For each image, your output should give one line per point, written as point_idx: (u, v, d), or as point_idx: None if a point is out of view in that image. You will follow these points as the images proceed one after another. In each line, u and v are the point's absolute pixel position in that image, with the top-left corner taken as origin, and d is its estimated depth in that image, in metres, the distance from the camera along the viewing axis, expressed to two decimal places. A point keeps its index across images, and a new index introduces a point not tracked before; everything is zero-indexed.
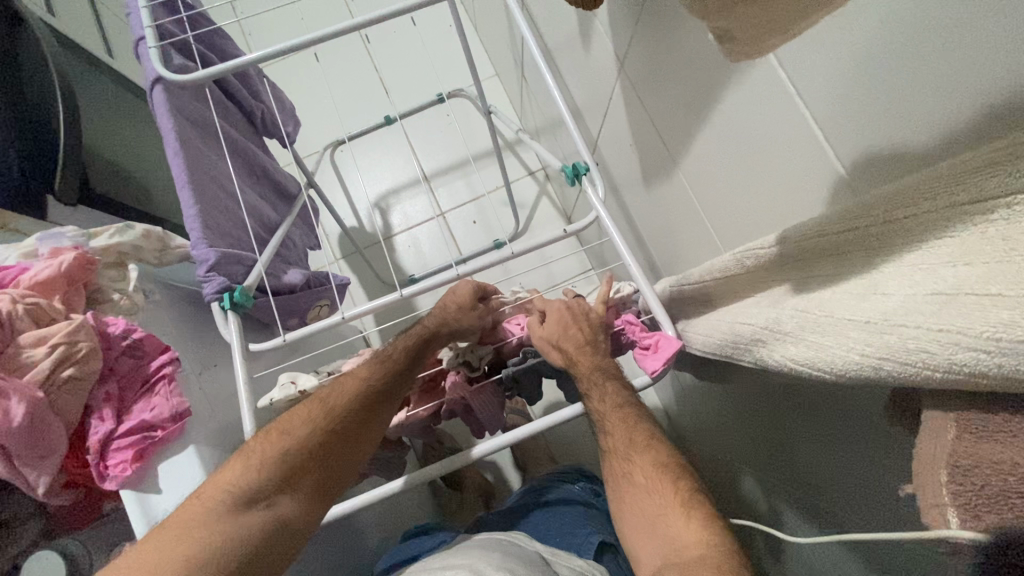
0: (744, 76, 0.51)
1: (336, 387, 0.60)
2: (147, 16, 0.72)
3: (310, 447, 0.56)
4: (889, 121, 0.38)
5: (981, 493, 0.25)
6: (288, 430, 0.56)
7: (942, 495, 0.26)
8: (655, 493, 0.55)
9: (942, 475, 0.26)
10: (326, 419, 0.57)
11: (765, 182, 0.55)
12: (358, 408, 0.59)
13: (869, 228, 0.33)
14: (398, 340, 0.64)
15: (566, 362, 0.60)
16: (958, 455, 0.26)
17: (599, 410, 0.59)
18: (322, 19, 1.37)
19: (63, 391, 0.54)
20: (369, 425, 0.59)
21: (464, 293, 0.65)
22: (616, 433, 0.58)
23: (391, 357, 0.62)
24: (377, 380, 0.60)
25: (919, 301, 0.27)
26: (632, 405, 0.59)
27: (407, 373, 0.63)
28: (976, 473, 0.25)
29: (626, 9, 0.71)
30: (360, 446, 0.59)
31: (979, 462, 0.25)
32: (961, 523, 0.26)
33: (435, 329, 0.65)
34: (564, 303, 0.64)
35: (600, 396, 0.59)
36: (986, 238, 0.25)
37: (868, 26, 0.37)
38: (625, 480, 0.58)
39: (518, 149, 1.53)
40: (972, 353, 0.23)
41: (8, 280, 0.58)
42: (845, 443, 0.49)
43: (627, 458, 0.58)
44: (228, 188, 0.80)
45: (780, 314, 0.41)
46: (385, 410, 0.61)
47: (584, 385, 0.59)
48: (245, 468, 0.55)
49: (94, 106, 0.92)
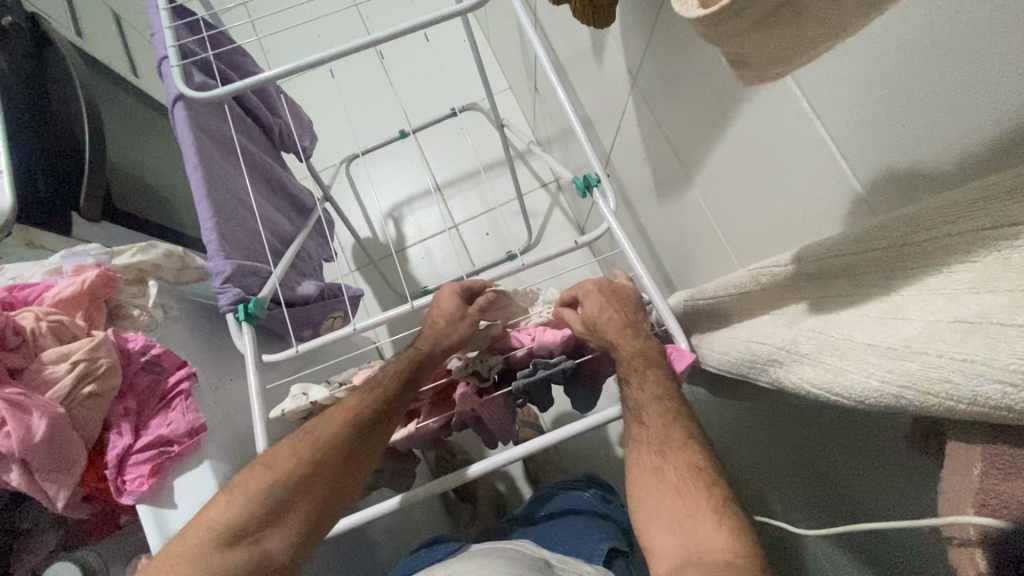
0: (758, 92, 0.51)
1: (323, 418, 0.58)
2: (172, 36, 0.74)
3: (295, 481, 0.55)
4: (906, 140, 0.38)
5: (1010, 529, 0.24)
6: (273, 464, 0.55)
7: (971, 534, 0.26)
8: (685, 496, 0.55)
9: (969, 507, 0.26)
10: (310, 452, 0.55)
11: (779, 197, 0.54)
12: (345, 438, 0.56)
13: (887, 250, 0.32)
14: (391, 363, 0.62)
15: (608, 343, 0.61)
16: (987, 497, 0.25)
17: (636, 398, 0.59)
18: (338, 35, 1.39)
19: (84, 407, 0.55)
20: (359, 455, 0.57)
21: (449, 302, 0.67)
22: (651, 425, 0.58)
23: (381, 384, 0.59)
24: (365, 408, 0.58)
25: (940, 328, 0.27)
26: (674, 400, 0.58)
27: (401, 400, 0.60)
28: (1004, 512, 0.25)
29: (638, 24, 0.71)
30: (352, 477, 0.57)
31: (1011, 506, 0.24)
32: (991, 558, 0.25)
33: (426, 351, 0.63)
34: (599, 302, 0.63)
35: (637, 384, 0.59)
36: (1009, 265, 0.25)
37: (884, 44, 0.36)
38: (652, 473, 0.58)
39: (530, 160, 1.54)
40: (998, 386, 0.23)
41: (32, 298, 0.59)
42: (866, 460, 0.48)
43: (660, 452, 0.57)
44: (245, 202, 0.82)
45: (797, 334, 0.40)
46: (377, 439, 0.58)
47: (625, 370, 0.60)
48: (229, 505, 0.54)
49: (118, 124, 0.95)
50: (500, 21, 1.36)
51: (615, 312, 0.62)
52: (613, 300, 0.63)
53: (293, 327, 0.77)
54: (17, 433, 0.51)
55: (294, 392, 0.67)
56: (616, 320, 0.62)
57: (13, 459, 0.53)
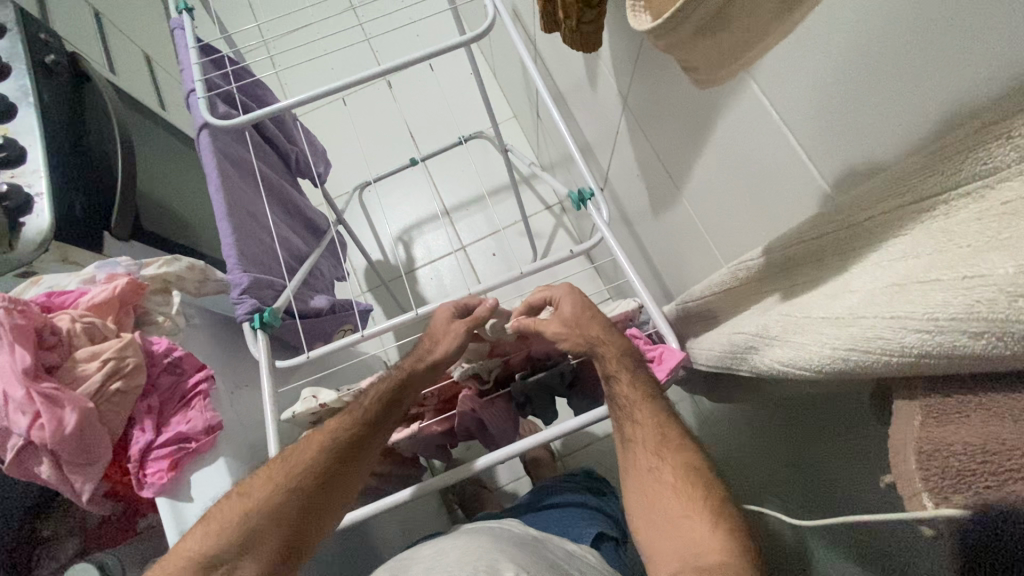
0: (732, 105, 0.55)
1: (300, 444, 0.60)
2: (198, 71, 0.81)
3: (270, 509, 0.56)
4: (857, 141, 0.41)
5: (946, 476, 0.26)
6: (249, 492, 0.57)
7: (916, 482, 0.27)
8: (683, 495, 0.56)
9: (911, 460, 0.28)
10: (286, 479, 0.57)
11: (758, 202, 0.57)
12: (322, 464, 0.58)
13: (837, 233, 0.36)
14: (374, 385, 0.63)
15: (595, 338, 0.63)
16: (923, 442, 0.27)
17: (626, 396, 0.60)
18: (351, 69, 1.48)
19: (111, 403, 0.59)
20: (336, 481, 0.58)
21: (441, 316, 0.69)
22: (645, 424, 0.59)
23: (359, 407, 0.61)
24: (343, 435, 0.59)
25: (876, 293, 0.30)
26: (662, 400, 0.60)
27: (379, 425, 0.61)
28: (938, 456, 0.26)
29: (625, 50, 0.77)
30: (331, 503, 0.58)
31: (939, 447, 0.26)
32: (935, 503, 0.27)
33: (408, 371, 0.64)
34: (574, 304, 0.66)
35: (626, 382, 0.60)
36: (929, 232, 0.28)
37: (829, 56, 0.40)
38: (649, 474, 0.59)
39: (535, 184, 1.60)
40: (919, 335, 0.25)
41: (67, 303, 0.64)
42: (852, 447, 0.50)
43: (657, 453, 0.59)
44: (263, 221, 0.87)
45: (768, 321, 0.43)
46: (355, 465, 0.60)
47: (612, 369, 0.61)
48: (206, 534, 0.56)
49: (147, 152, 1.02)
50: (504, 55, 1.44)
51: (593, 310, 0.66)
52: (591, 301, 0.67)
53: (305, 337, 0.82)
54: (50, 424, 0.55)
55: (305, 395, 0.70)
56: (597, 319, 0.65)
57: (44, 451, 0.57)
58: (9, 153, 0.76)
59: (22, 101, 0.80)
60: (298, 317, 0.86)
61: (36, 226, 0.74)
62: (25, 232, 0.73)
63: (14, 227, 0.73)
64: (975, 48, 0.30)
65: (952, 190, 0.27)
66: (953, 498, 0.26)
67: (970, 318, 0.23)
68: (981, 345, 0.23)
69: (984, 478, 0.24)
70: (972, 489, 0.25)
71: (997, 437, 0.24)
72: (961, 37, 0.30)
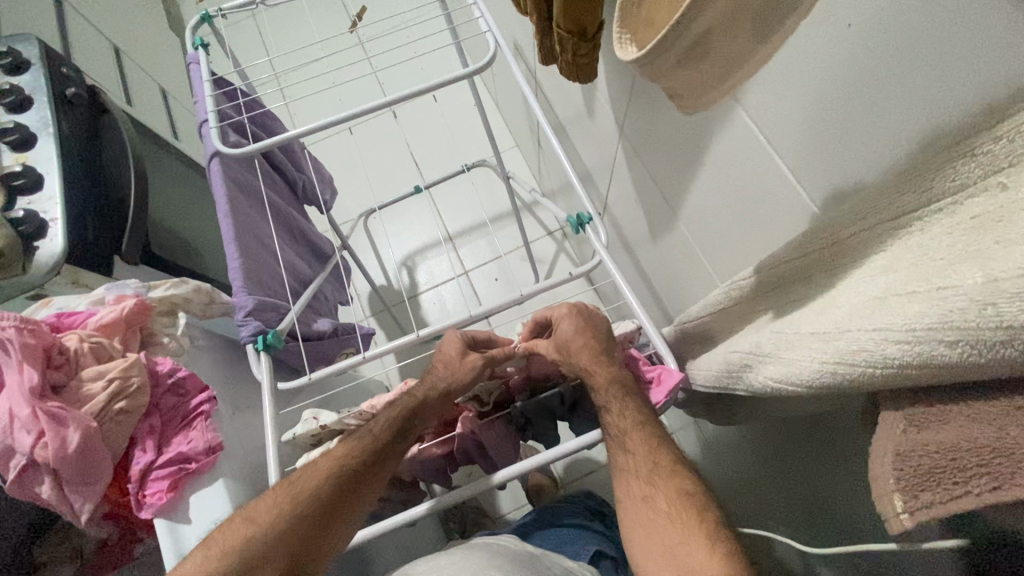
0: (723, 132, 0.57)
1: (306, 469, 0.59)
2: (211, 102, 0.85)
3: (274, 534, 0.56)
4: (841, 165, 0.43)
5: (920, 474, 0.27)
6: (254, 516, 0.57)
7: (889, 482, 0.28)
8: (677, 522, 0.54)
9: (887, 463, 0.28)
10: (292, 504, 0.57)
11: (752, 225, 0.59)
12: (328, 492, 0.58)
13: (823, 251, 0.37)
14: (385, 410, 0.63)
15: (586, 372, 0.64)
16: (902, 443, 0.28)
17: (617, 425, 0.60)
18: (359, 102, 1.53)
19: (114, 423, 0.60)
20: (340, 510, 0.58)
21: (451, 347, 0.70)
22: (638, 454, 0.59)
23: (370, 432, 0.61)
24: (352, 461, 0.59)
25: (859, 307, 0.30)
26: (654, 428, 0.60)
27: (389, 450, 0.62)
28: (913, 457, 0.27)
29: (621, 81, 0.79)
30: (334, 533, 0.58)
31: (916, 448, 0.27)
32: (905, 506, 0.27)
33: (420, 397, 0.64)
34: (574, 324, 0.67)
35: (617, 412, 0.61)
36: (907, 247, 0.29)
37: (812, 83, 0.42)
38: (643, 502, 0.58)
39: (536, 210, 1.63)
40: (900, 346, 0.26)
41: (76, 323, 0.65)
42: (853, 466, 0.50)
43: (650, 482, 0.58)
44: (269, 246, 0.90)
45: (761, 338, 0.43)
46: (362, 493, 0.60)
47: (602, 400, 0.61)
48: (205, 559, 0.55)
49: (159, 178, 1.05)
50: (506, 88, 1.49)
51: (589, 338, 0.66)
52: (591, 326, 0.67)
53: (307, 359, 0.82)
54: (53, 443, 0.55)
55: (306, 416, 0.71)
56: (589, 346, 0.65)
57: (46, 470, 0.57)
58: (28, 180, 0.78)
59: (41, 131, 0.83)
60: (302, 339, 0.87)
61: (50, 250, 0.76)
62: (38, 255, 0.75)
63: (27, 251, 0.75)
64: (947, 74, 0.31)
65: (926, 207, 0.28)
66: (923, 495, 0.27)
67: (945, 328, 0.23)
68: (957, 353, 0.23)
69: (955, 471, 0.25)
70: (942, 486, 0.26)
71: (968, 436, 0.25)
72: (936, 65, 0.32)
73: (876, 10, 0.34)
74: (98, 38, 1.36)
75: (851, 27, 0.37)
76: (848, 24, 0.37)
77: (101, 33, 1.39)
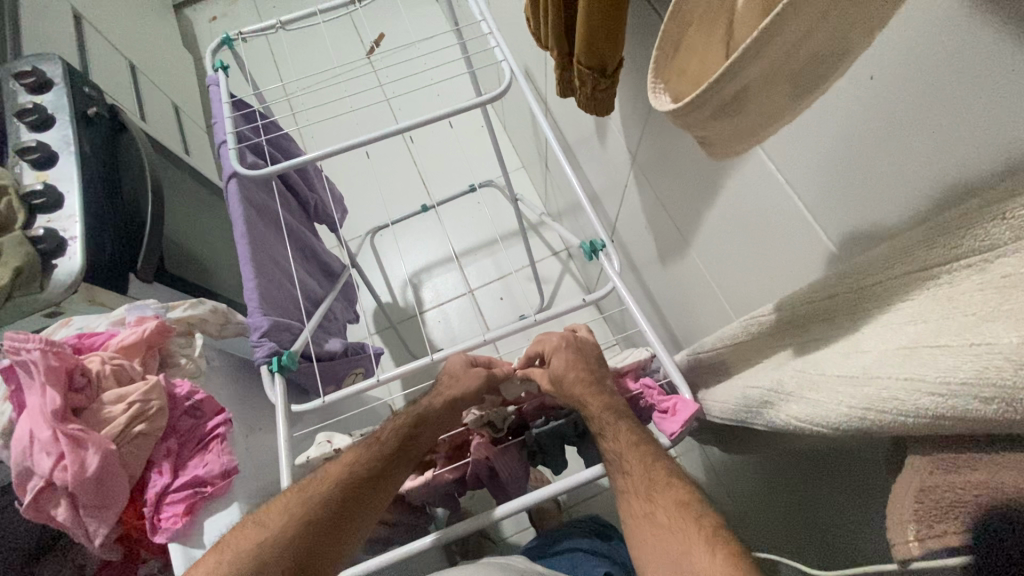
0: (740, 169, 0.58)
1: (317, 475, 0.60)
2: (231, 124, 0.86)
3: (285, 539, 0.56)
4: (861, 206, 0.44)
5: (938, 508, 0.28)
6: (266, 522, 0.57)
7: (908, 512, 0.30)
8: (678, 532, 0.54)
9: (910, 498, 0.30)
10: (303, 509, 0.57)
11: (767, 257, 0.60)
12: (339, 497, 0.58)
13: (848, 294, 0.38)
14: (391, 420, 0.64)
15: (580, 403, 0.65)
16: (924, 480, 0.30)
17: (614, 449, 0.60)
18: (372, 124, 1.56)
19: (132, 445, 0.60)
20: (350, 516, 0.59)
21: (456, 365, 0.69)
22: (635, 474, 0.59)
23: (379, 440, 0.62)
24: (361, 467, 0.60)
25: (889, 355, 0.31)
26: (648, 444, 0.60)
27: (399, 458, 0.62)
28: (934, 490, 0.29)
29: (635, 112, 0.81)
30: (344, 537, 0.58)
31: (938, 483, 0.29)
32: (920, 533, 0.29)
33: (433, 422, 0.65)
34: (567, 358, 0.67)
35: (611, 436, 0.61)
36: (936, 298, 0.30)
37: (834, 129, 0.43)
38: (644, 519, 0.57)
39: (542, 231, 1.64)
40: (932, 397, 0.27)
41: (96, 344, 0.66)
42: (869, 498, 0.51)
43: (648, 498, 0.57)
44: (283, 266, 0.90)
45: (783, 375, 0.44)
46: (372, 499, 0.60)
47: (597, 427, 0.62)
48: (218, 563, 0.55)
49: (175, 196, 1.06)
50: (516, 111, 1.52)
51: (580, 369, 0.66)
52: (581, 358, 0.67)
53: (320, 380, 0.83)
54: (72, 466, 0.56)
55: (319, 439, 0.71)
56: (583, 379, 0.65)
57: (63, 493, 0.58)
58: (48, 198, 0.79)
59: (63, 149, 0.84)
60: (315, 360, 0.87)
61: (68, 268, 0.76)
62: (56, 273, 0.76)
63: (46, 269, 0.76)
64: (971, 131, 0.33)
65: (955, 261, 0.29)
66: (943, 527, 0.28)
67: (980, 384, 0.24)
68: (991, 409, 0.24)
69: (973, 506, 0.27)
70: (961, 519, 0.27)
71: (999, 480, 0.26)
72: (960, 121, 0.33)
73: (900, 67, 0.36)
74: (115, 56, 1.38)
75: (873, 79, 0.38)
76: (871, 77, 0.38)
77: (118, 50, 1.42)
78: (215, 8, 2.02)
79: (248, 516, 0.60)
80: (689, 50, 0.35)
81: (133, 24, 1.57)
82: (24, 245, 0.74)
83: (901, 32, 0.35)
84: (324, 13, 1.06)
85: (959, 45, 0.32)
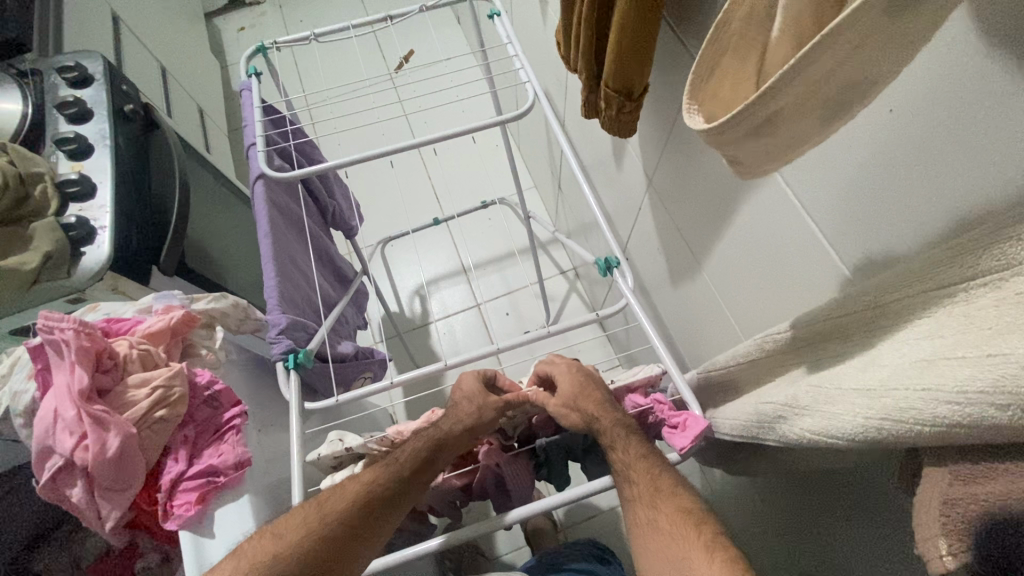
0: (758, 194, 0.60)
1: (336, 490, 0.61)
2: (260, 127, 0.89)
3: (301, 552, 0.56)
4: (879, 230, 0.46)
5: (964, 519, 0.29)
6: (283, 533, 0.57)
7: (934, 527, 0.30)
8: (680, 539, 0.54)
9: (935, 510, 0.30)
10: (319, 522, 0.58)
11: (779, 279, 0.62)
12: (355, 515, 0.59)
13: (864, 311, 0.40)
14: (409, 441, 0.65)
15: (588, 419, 0.65)
16: (948, 494, 0.30)
17: (621, 462, 0.61)
18: (391, 138, 1.61)
19: (152, 430, 0.61)
20: (365, 533, 0.59)
21: (469, 386, 0.70)
22: (640, 484, 0.59)
23: (396, 461, 0.63)
24: (377, 486, 0.61)
25: (906, 367, 0.33)
26: (656, 456, 0.61)
27: (412, 478, 0.63)
28: (960, 504, 0.29)
29: (654, 137, 0.84)
30: (358, 551, 0.58)
31: (961, 497, 0.29)
32: (949, 549, 0.29)
33: (447, 433, 0.66)
34: (573, 381, 0.68)
35: (620, 449, 0.61)
36: (952, 313, 0.32)
37: (853, 158, 0.46)
38: (648, 528, 0.57)
39: (552, 249, 1.67)
40: (950, 405, 0.29)
41: (123, 330, 0.67)
42: (884, 518, 0.52)
43: (651, 505, 0.57)
44: (302, 268, 0.92)
45: (796, 391, 0.45)
46: (386, 516, 0.61)
47: (607, 440, 0.63)
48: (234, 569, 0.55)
49: (198, 195, 1.09)
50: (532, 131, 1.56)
51: (588, 388, 0.67)
52: (589, 380, 0.69)
53: (332, 380, 0.84)
54: (93, 446, 0.57)
55: (331, 438, 0.71)
56: (591, 398, 0.66)
57: (81, 472, 0.59)
58: (81, 188, 0.81)
59: (98, 142, 0.87)
60: (329, 361, 0.88)
61: (96, 257, 0.78)
62: (83, 261, 0.78)
63: (74, 256, 0.78)
64: (987, 160, 0.35)
65: (971, 281, 0.31)
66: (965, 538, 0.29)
67: (995, 392, 0.26)
68: (1007, 415, 0.26)
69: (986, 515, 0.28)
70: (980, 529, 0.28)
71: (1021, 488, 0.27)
72: (976, 150, 0.36)
73: (919, 100, 0.38)
74: (149, 60, 1.43)
75: (892, 112, 0.41)
76: (890, 110, 0.41)
77: (152, 55, 1.47)
78: (243, 21, 2.09)
79: (264, 528, 0.60)
80: (723, 75, 0.37)
81: (168, 32, 1.63)
82: (56, 231, 0.76)
83: (919, 70, 0.38)
84: (356, 28, 1.10)
85: (976, 82, 0.34)
